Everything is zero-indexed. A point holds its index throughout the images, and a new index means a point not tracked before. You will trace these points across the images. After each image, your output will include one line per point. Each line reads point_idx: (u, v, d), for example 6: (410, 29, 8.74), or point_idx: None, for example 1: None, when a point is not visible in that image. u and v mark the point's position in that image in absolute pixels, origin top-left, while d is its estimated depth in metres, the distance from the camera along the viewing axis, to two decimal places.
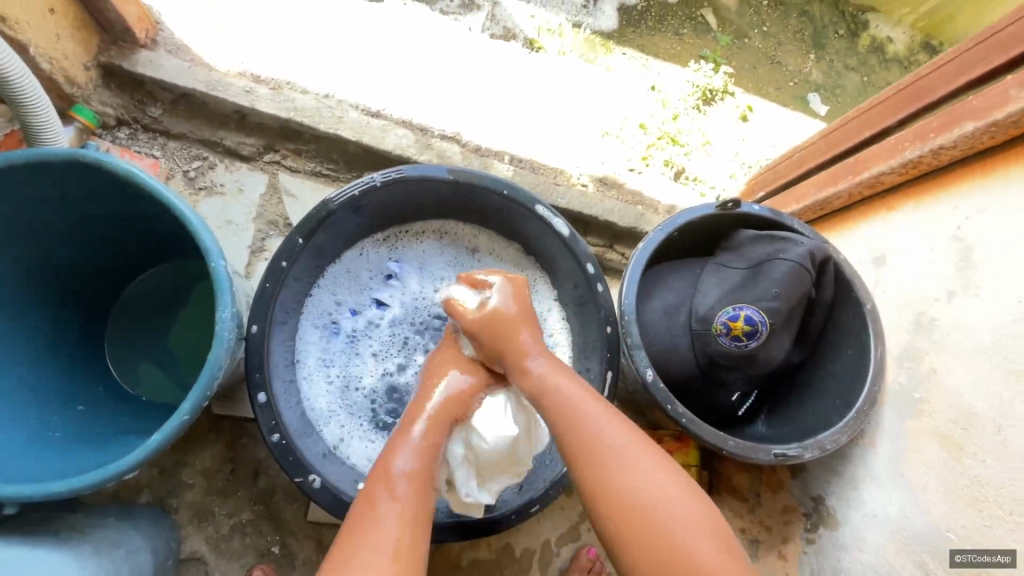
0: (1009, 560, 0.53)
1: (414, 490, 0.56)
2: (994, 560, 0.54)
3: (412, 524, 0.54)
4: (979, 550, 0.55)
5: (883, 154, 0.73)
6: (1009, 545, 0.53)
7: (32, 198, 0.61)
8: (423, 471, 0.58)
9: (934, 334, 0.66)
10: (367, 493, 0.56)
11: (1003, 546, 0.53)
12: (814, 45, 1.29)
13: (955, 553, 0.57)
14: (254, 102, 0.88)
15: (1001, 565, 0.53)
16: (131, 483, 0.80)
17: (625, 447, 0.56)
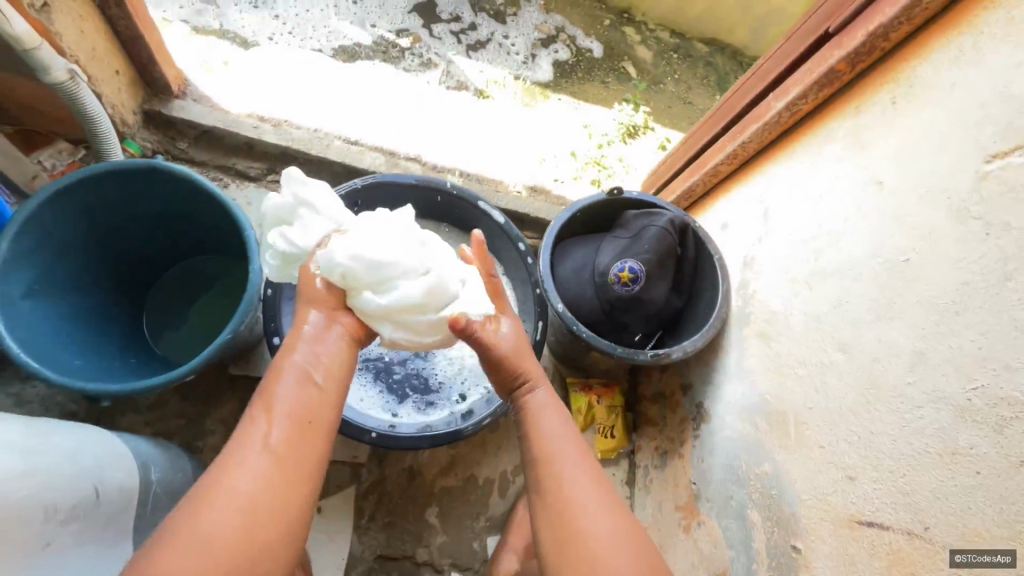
0: (1010, 560, 0.50)
1: (297, 393, 0.61)
2: (996, 562, 0.51)
3: (295, 426, 0.60)
4: (978, 550, 0.53)
5: (715, 152, 1.04)
6: (797, 388, 0.80)
7: (112, 198, 0.85)
8: (307, 367, 0.64)
9: (754, 266, 0.96)
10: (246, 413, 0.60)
11: (795, 390, 0.80)
12: (718, 88, 1.68)
13: (956, 554, 0.54)
14: (260, 135, 1.15)
15: (1003, 566, 0.51)
16: (164, 430, 1.00)
17: (587, 495, 0.66)
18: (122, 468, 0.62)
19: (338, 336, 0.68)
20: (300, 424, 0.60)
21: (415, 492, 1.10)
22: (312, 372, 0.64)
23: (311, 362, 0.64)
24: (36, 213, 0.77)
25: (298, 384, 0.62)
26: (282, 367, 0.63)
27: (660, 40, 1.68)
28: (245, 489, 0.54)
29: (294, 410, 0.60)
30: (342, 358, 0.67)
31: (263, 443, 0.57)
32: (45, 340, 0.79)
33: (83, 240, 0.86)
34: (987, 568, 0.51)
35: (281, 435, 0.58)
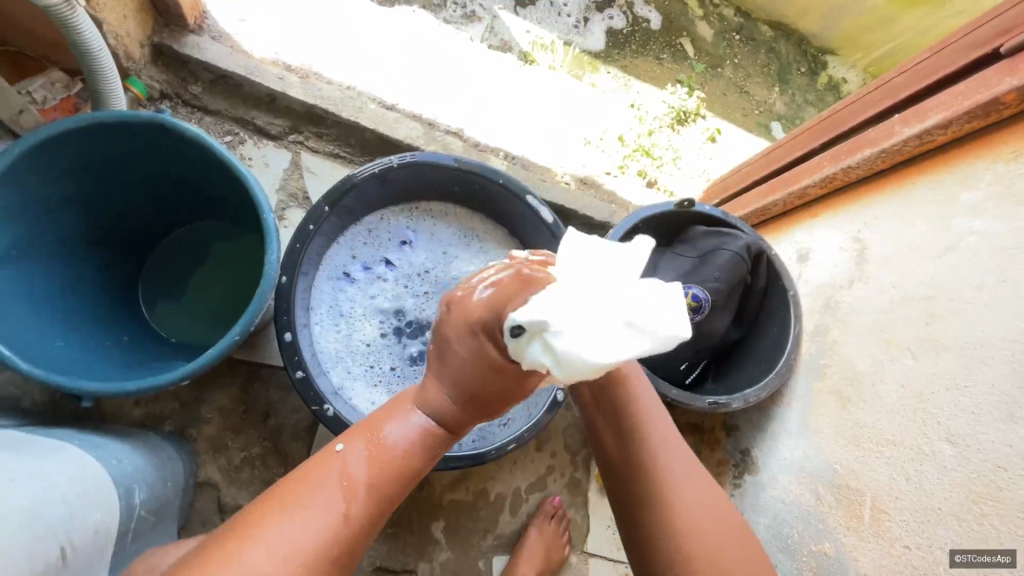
0: (1009, 561, 0.54)
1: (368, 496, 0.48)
2: (995, 562, 0.55)
3: (379, 493, 0.49)
4: (976, 551, 0.57)
5: (809, 170, 0.90)
6: (876, 468, 0.69)
7: (112, 148, 0.73)
8: (400, 462, 0.50)
9: (837, 312, 0.84)
10: (324, 463, 0.49)
11: (871, 469, 0.70)
12: (778, 79, 1.48)
13: (956, 555, 0.58)
14: (285, 87, 1.02)
15: (1002, 566, 0.54)
16: (155, 414, 0.91)
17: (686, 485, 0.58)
18: (99, 508, 0.51)
19: (458, 432, 0.52)
20: (353, 528, 0.47)
21: (422, 503, 1.01)
22: (407, 463, 0.50)
23: (399, 451, 0.50)
24: (16, 164, 0.65)
25: (409, 449, 0.50)
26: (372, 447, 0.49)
27: (723, 17, 1.47)
28: (297, 541, 0.45)
29: (387, 479, 0.49)
30: (426, 463, 0.52)
31: (337, 492, 0.48)
32: (22, 314, 0.69)
33: (70, 196, 0.75)
34: (988, 568, 0.55)
35: (360, 510, 0.48)
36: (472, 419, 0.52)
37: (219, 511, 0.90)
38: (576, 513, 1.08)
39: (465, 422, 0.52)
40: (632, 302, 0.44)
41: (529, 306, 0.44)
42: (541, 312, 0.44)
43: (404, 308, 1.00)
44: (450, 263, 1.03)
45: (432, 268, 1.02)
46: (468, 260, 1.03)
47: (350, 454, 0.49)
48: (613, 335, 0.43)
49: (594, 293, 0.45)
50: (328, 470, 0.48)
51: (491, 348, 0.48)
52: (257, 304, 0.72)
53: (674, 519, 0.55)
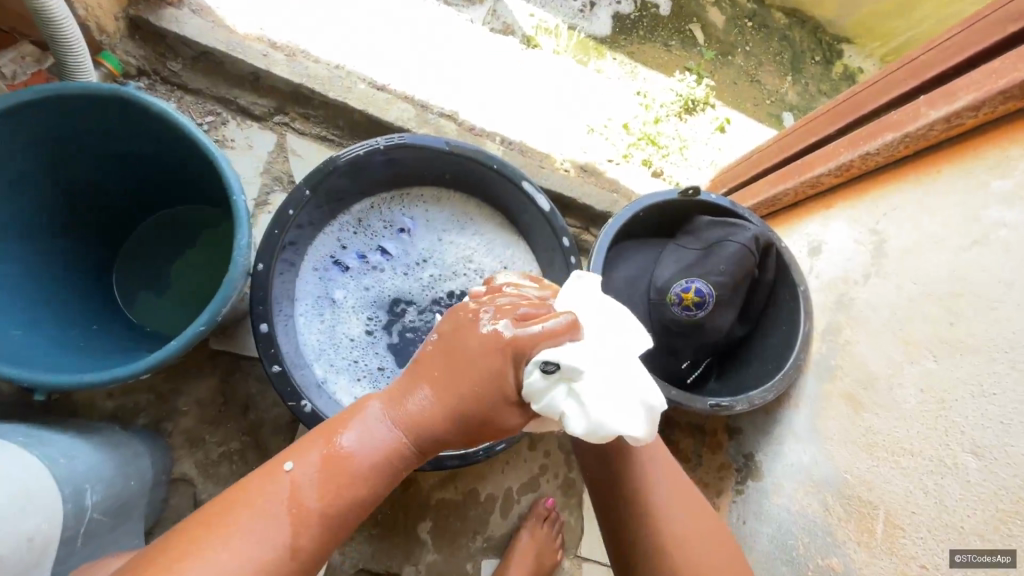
0: (1009, 560, 0.52)
1: (318, 509, 0.46)
2: (995, 561, 0.52)
3: (331, 517, 0.47)
4: (978, 550, 0.54)
5: (823, 158, 0.84)
6: (890, 478, 0.64)
7: (73, 123, 0.69)
8: (356, 477, 0.48)
9: (851, 310, 0.78)
10: (278, 471, 0.47)
11: (885, 479, 0.65)
12: (791, 68, 1.41)
13: (956, 554, 0.55)
14: (269, 65, 0.96)
15: (1001, 565, 0.52)
16: (129, 406, 0.87)
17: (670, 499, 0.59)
18: (37, 511, 0.47)
19: (421, 449, 0.50)
20: (297, 547, 0.46)
21: (409, 503, 0.97)
22: (364, 478, 0.48)
23: (355, 464, 0.48)
24: None
25: (368, 472, 0.48)
26: (328, 459, 0.48)
27: (735, 3, 1.40)
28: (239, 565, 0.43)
29: (340, 504, 0.47)
30: (386, 480, 0.50)
31: (286, 514, 0.46)
32: None
33: (31, 174, 0.70)
34: (988, 568, 0.52)
35: (308, 534, 0.46)
36: (442, 438, 0.50)
37: (194, 508, 0.86)
38: (569, 515, 1.04)
39: (435, 442, 0.50)
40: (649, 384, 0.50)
41: (570, 351, 0.48)
42: (582, 362, 0.47)
43: (398, 299, 0.95)
44: (449, 252, 0.98)
45: (430, 257, 0.97)
46: (466, 248, 0.99)
47: (304, 474, 0.47)
48: (635, 405, 0.49)
49: (620, 363, 0.50)
50: (279, 479, 0.47)
51: (512, 380, 0.48)
52: (225, 294, 0.67)
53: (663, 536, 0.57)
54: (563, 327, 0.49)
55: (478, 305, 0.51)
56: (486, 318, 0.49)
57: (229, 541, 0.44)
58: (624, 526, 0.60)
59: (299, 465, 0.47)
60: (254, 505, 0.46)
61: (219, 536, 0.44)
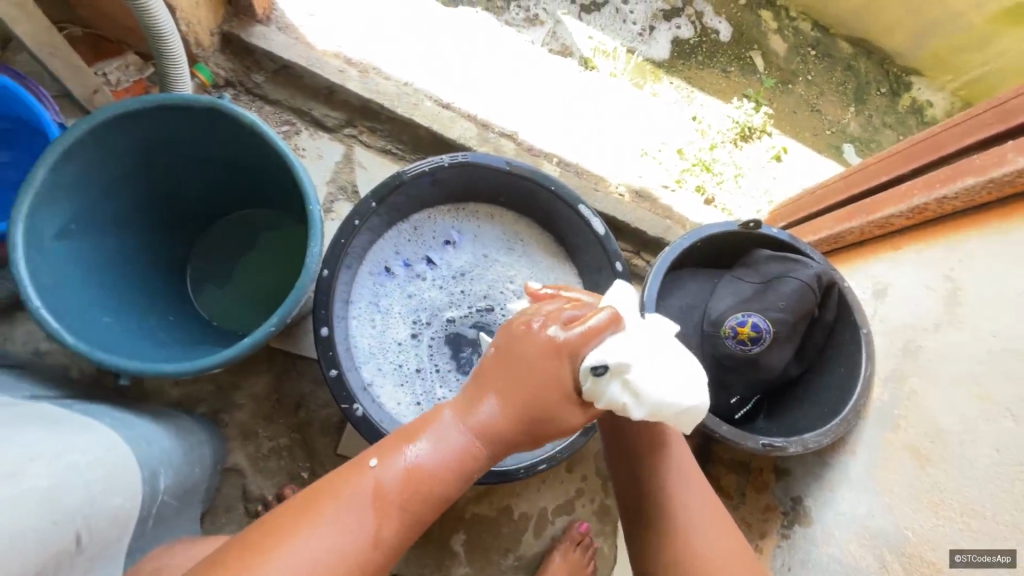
0: (1008, 559, 0.56)
1: (398, 507, 0.48)
2: (994, 561, 0.57)
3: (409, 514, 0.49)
4: (977, 551, 0.58)
5: (895, 198, 0.82)
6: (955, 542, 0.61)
7: (170, 130, 0.74)
8: (433, 480, 0.49)
9: (918, 358, 0.75)
10: (360, 471, 0.49)
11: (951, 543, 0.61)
12: (855, 99, 1.37)
13: (956, 554, 0.60)
14: (343, 80, 1.02)
15: (1001, 564, 0.56)
16: (191, 395, 0.92)
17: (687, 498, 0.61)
18: (120, 492, 0.51)
19: (495, 452, 0.51)
20: (378, 542, 0.47)
21: (444, 513, 0.98)
22: (441, 480, 0.49)
23: (432, 467, 0.49)
24: (81, 140, 0.66)
25: (443, 472, 0.49)
26: (406, 461, 0.49)
27: (799, 30, 1.38)
28: (327, 556, 0.45)
29: (420, 503, 0.48)
30: (462, 482, 0.50)
31: (368, 512, 0.47)
32: (75, 286, 0.70)
33: (130, 174, 0.76)
34: (987, 566, 0.57)
35: (389, 529, 0.48)
36: (513, 443, 0.50)
37: (242, 498, 0.90)
38: (603, 542, 1.02)
39: (507, 445, 0.51)
40: (688, 367, 0.51)
41: (612, 345, 0.49)
42: (626, 354, 0.48)
43: (439, 307, 0.97)
44: (490, 267, 1.01)
45: (470, 271, 1.00)
46: (508, 264, 1.01)
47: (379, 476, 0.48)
48: (687, 386, 0.50)
49: (660, 347, 0.51)
50: (361, 477, 0.48)
51: (568, 383, 0.49)
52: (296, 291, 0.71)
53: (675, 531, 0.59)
54: (606, 324, 0.50)
55: (527, 314, 0.52)
56: (535, 324, 0.50)
57: (314, 536, 0.45)
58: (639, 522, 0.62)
59: (379, 466, 0.49)
60: (337, 502, 0.47)
61: (303, 531, 0.46)
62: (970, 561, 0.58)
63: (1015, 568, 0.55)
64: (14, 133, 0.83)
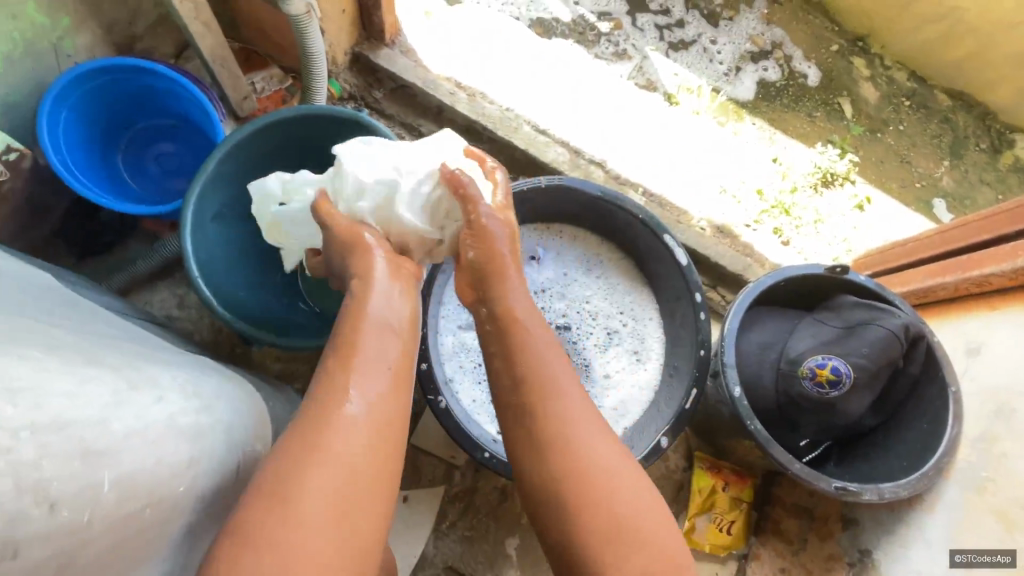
0: (1009, 560, 0.66)
1: (379, 405, 0.49)
2: (995, 560, 0.67)
3: (391, 425, 0.49)
4: (980, 552, 0.69)
5: (997, 257, 0.80)
6: (1009, 549, 0.67)
7: (308, 135, 0.86)
8: (383, 367, 0.51)
9: (1012, 422, 0.73)
10: (316, 393, 0.48)
11: (1004, 549, 0.67)
12: (950, 153, 1.34)
13: (956, 555, 0.71)
14: (454, 102, 1.12)
15: (1001, 564, 0.66)
16: (289, 372, 1.01)
17: (577, 410, 0.55)
18: (258, 442, 0.58)
19: (405, 326, 0.55)
20: (381, 443, 0.47)
21: (502, 514, 1.02)
22: (391, 371, 0.51)
23: (377, 358, 0.51)
24: (242, 140, 0.80)
25: (383, 357, 0.51)
26: (348, 362, 0.49)
27: (893, 79, 1.37)
28: (342, 476, 0.44)
29: (391, 395, 0.50)
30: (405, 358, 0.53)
31: (360, 437, 0.46)
32: (221, 264, 0.82)
33: (270, 172, 0.89)
34: (985, 564, 0.68)
35: (385, 430, 0.48)
36: (404, 315, 0.56)
37: None
38: None
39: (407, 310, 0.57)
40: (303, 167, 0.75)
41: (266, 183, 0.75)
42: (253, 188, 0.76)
43: None
44: (570, 286, 1.06)
45: (551, 287, 1.06)
46: (586, 286, 1.06)
47: (350, 400, 0.47)
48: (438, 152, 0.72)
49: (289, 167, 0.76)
50: (329, 400, 0.47)
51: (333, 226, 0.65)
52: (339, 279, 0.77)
53: (563, 455, 0.53)
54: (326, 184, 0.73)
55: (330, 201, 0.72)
56: (373, 256, 0.60)
57: (315, 466, 0.44)
58: (530, 453, 0.55)
59: (331, 381, 0.48)
60: (315, 431, 0.45)
61: (308, 470, 0.44)
62: (970, 561, 0.69)
63: (1012, 566, 0.65)
64: (178, 128, 1.00)
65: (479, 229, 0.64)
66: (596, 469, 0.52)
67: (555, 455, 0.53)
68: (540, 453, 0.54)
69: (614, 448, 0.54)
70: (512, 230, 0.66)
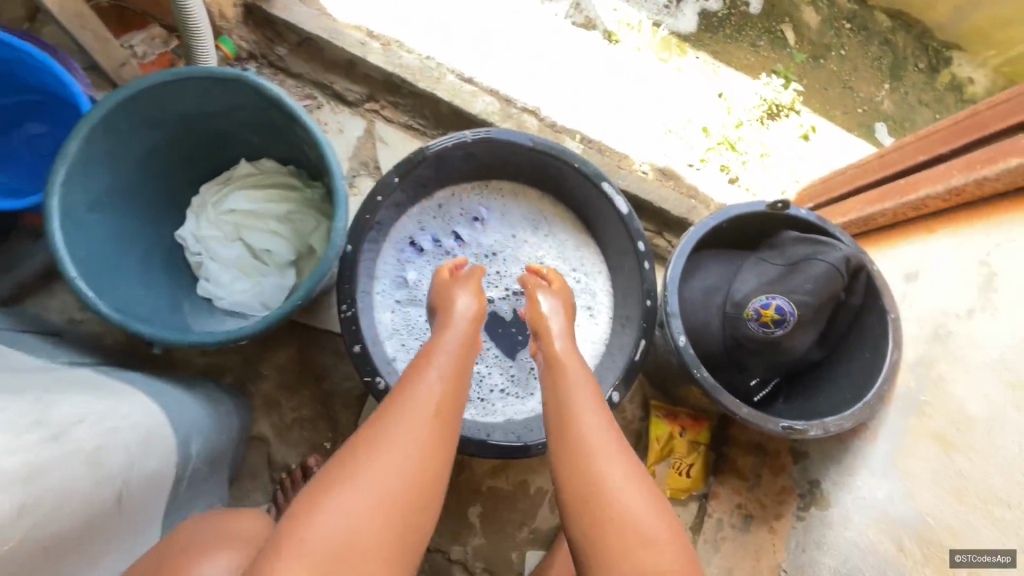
0: (1009, 560, 0.57)
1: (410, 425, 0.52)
2: (995, 561, 0.58)
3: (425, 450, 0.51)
4: (978, 551, 0.60)
5: (932, 179, 0.79)
6: (1010, 547, 0.58)
7: (192, 102, 0.75)
8: (427, 396, 0.55)
9: (948, 345, 0.73)
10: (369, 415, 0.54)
11: (1005, 548, 0.58)
12: (890, 76, 1.31)
13: (957, 554, 0.61)
14: (365, 53, 1.00)
15: (1001, 564, 0.58)
16: (218, 366, 0.94)
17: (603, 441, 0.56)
18: (153, 458, 0.53)
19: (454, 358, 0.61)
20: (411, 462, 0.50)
21: (461, 485, 1.00)
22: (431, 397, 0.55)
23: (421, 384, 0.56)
24: (108, 115, 0.68)
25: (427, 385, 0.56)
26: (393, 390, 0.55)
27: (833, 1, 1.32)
28: (362, 491, 0.47)
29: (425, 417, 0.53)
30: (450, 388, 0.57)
31: (389, 454, 0.50)
32: (104, 260, 0.72)
33: (151, 147, 0.78)
34: (987, 565, 0.59)
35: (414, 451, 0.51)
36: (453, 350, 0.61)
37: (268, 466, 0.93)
38: None
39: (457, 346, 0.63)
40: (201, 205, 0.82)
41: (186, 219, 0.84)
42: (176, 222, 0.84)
43: None
44: (516, 245, 1.00)
45: (498, 250, 0.99)
46: (537, 246, 1.00)
47: (390, 425, 0.52)
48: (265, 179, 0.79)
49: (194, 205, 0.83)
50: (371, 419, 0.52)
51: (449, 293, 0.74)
52: (246, 283, 0.84)
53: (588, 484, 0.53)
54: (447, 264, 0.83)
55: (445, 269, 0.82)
56: (460, 302, 0.70)
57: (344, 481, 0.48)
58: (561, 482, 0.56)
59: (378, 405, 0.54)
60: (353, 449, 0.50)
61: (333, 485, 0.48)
62: (970, 562, 0.60)
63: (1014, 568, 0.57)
64: (43, 105, 0.86)
65: (540, 309, 0.74)
66: (612, 502, 0.52)
67: (579, 486, 0.54)
68: (570, 482, 0.54)
69: (639, 486, 0.53)
70: (568, 302, 0.76)
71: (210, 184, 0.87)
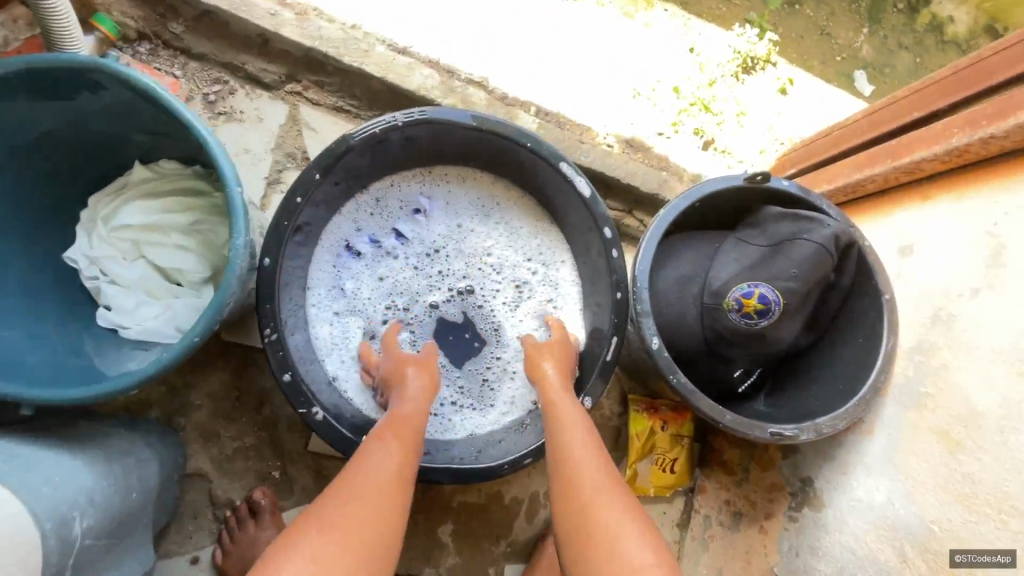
0: (1008, 559, 0.53)
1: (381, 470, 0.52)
2: (994, 561, 0.53)
3: (386, 489, 0.51)
4: (978, 550, 0.55)
5: (928, 139, 0.69)
6: (1008, 545, 0.53)
7: (45, 94, 0.62)
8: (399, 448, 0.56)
9: (951, 329, 0.65)
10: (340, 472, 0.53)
11: (1003, 546, 0.53)
12: (869, 18, 1.19)
13: (955, 553, 0.57)
14: (277, 26, 0.86)
15: (1000, 564, 0.53)
16: (142, 398, 0.84)
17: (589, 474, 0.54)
18: None
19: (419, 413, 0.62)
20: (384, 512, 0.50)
21: (428, 502, 0.92)
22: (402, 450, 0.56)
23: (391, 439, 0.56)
24: None
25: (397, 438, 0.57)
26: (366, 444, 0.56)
27: None
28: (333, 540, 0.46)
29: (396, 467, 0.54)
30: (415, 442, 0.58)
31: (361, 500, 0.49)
32: None
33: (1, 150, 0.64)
34: (986, 566, 0.54)
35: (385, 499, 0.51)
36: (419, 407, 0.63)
37: (210, 504, 0.84)
38: None
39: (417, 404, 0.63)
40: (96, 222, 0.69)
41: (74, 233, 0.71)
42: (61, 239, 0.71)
43: (413, 290, 0.86)
44: (467, 238, 0.88)
45: (446, 246, 0.88)
46: (487, 236, 0.89)
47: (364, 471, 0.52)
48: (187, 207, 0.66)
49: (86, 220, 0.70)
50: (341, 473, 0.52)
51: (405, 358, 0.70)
52: (154, 308, 0.72)
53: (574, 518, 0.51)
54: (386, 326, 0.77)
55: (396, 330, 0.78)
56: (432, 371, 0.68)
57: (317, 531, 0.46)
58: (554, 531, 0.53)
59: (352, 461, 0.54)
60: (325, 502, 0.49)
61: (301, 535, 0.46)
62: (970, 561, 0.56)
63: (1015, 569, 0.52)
64: None
65: (533, 360, 0.71)
66: (604, 532, 0.49)
67: (568, 520, 0.51)
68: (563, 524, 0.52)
69: (630, 518, 0.50)
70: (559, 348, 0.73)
71: (100, 194, 0.74)
